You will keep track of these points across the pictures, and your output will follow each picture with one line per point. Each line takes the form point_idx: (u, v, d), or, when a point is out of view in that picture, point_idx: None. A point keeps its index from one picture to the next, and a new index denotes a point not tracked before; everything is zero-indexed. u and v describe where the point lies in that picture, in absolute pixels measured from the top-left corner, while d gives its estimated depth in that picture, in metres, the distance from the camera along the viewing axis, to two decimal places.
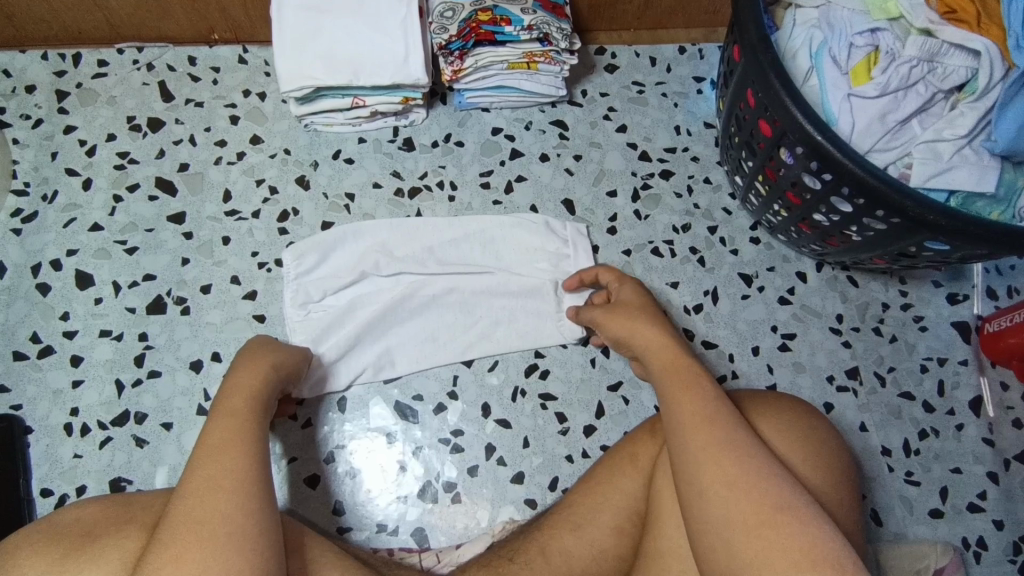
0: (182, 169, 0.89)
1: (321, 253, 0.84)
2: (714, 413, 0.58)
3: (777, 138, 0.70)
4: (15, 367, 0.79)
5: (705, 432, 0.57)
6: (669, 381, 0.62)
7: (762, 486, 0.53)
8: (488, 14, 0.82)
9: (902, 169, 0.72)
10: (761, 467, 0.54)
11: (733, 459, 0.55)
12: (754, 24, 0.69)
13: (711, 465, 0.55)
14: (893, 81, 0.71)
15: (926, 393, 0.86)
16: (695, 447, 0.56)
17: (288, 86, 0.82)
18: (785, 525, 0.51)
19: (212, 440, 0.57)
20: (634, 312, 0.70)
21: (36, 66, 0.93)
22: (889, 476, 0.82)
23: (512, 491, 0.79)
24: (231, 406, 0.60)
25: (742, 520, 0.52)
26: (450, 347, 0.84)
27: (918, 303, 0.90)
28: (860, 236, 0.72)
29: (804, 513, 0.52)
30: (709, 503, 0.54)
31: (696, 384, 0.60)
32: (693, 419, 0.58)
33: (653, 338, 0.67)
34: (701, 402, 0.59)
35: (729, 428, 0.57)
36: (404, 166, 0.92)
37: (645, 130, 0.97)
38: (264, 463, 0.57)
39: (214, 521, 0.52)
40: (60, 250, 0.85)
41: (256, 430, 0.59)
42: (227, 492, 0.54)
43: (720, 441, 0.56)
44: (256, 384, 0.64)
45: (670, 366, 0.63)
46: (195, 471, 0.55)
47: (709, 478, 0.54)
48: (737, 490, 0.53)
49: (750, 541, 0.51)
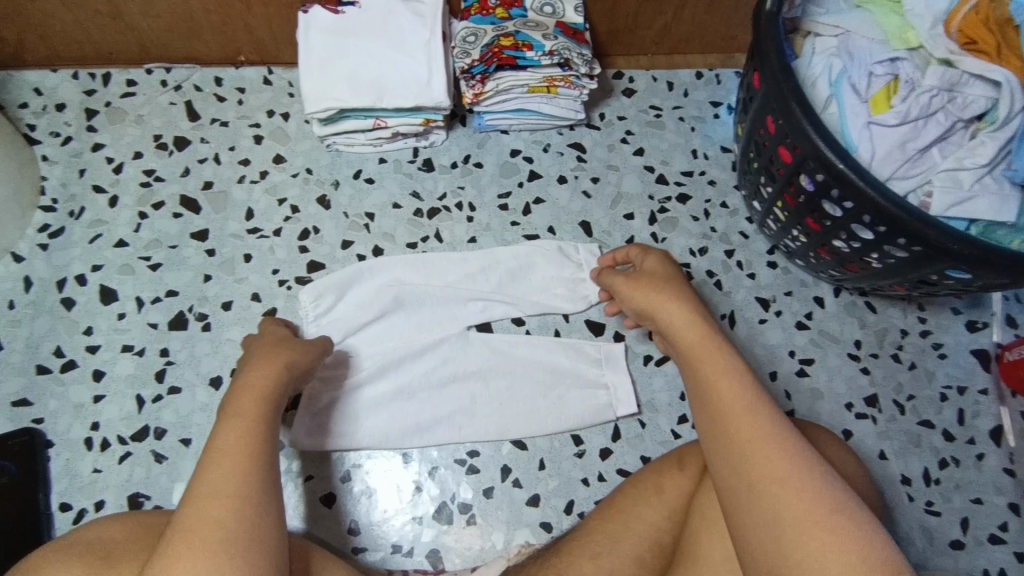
0: (206, 187, 0.91)
1: (338, 292, 0.85)
2: (753, 397, 0.53)
3: (797, 165, 0.71)
4: (38, 381, 0.80)
5: (749, 423, 0.52)
6: (703, 367, 0.57)
7: (810, 480, 0.48)
8: (510, 40, 0.83)
9: (922, 197, 0.72)
10: (810, 459, 0.50)
11: (782, 453, 0.50)
12: (776, 51, 0.70)
13: (758, 461, 0.50)
14: (913, 110, 0.71)
15: (946, 422, 0.85)
16: (737, 439, 0.51)
17: (312, 107, 0.84)
18: (840, 528, 0.46)
19: (220, 445, 0.57)
20: (660, 286, 0.64)
21: (67, 85, 0.95)
22: (909, 506, 0.81)
23: (527, 514, 0.79)
24: (242, 409, 0.61)
25: (793, 520, 0.47)
26: (463, 380, 0.84)
27: (937, 329, 0.89)
28: (880, 263, 0.72)
29: (856, 513, 0.47)
30: (759, 495, 0.49)
31: (731, 369, 0.55)
32: (732, 402, 0.53)
33: (680, 316, 0.61)
34: (740, 390, 0.54)
35: (772, 417, 0.52)
36: (423, 186, 0.93)
37: (663, 153, 0.98)
38: (270, 469, 0.57)
39: (210, 530, 0.52)
40: (85, 266, 0.86)
41: (266, 431, 0.60)
42: (228, 499, 0.54)
43: (764, 430, 0.51)
44: (267, 386, 0.65)
45: (703, 351, 0.58)
46: (202, 478, 0.55)
47: (756, 468, 0.50)
48: (789, 488, 0.48)
49: (806, 545, 0.46)
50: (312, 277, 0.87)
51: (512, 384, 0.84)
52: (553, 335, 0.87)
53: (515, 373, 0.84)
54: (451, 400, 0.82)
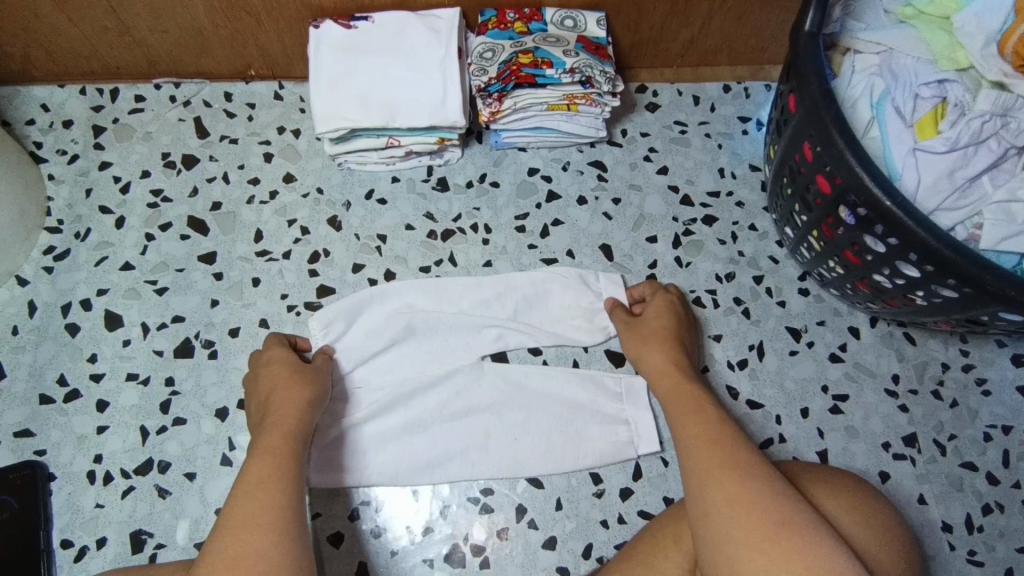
0: (214, 208, 0.88)
1: (348, 319, 0.81)
2: (718, 434, 0.64)
3: (837, 196, 0.66)
4: (41, 411, 0.78)
5: (713, 454, 0.61)
6: (676, 404, 0.69)
7: (763, 501, 0.56)
8: (529, 57, 0.80)
9: (971, 229, 0.67)
10: (764, 486, 0.57)
11: (739, 478, 0.58)
12: (816, 74, 0.65)
13: (719, 484, 0.58)
14: (964, 136, 0.66)
15: (991, 464, 0.80)
16: (699, 472, 0.61)
17: (323, 128, 0.81)
18: (789, 541, 0.53)
19: (252, 478, 0.61)
20: (645, 339, 0.78)
21: (74, 100, 0.93)
22: (950, 555, 0.76)
23: (542, 557, 0.75)
24: (271, 446, 0.65)
25: (744, 534, 0.54)
26: (477, 413, 0.80)
27: (981, 363, 0.84)
28: (926, 301, 0.67)
29: (806, 529, 0.53)
30: (715, 518, 0.57)
31: (700, 406, 0.68)
32: (700, 438, 0.64)
33: (658, 363, 0.75)
34: (705, 424, 0.65)
35: (733, 451, 0.61)
36: (438, 207, 0.90)
37: (688, 172, 0.93)
38: (301, 502, 0.61)
39: (249, 558, 0.54)
40: (91, 290, 0.84)
41: (297, 465, 0.64)
42: (264, 529, 0.57)
43: (724, 461, 0.60)
44: (292, 421, 0.68)
45: (679, 393, 0.71)
46: (235, 509, 0.58)
47: (715, 494, 0.58)
48: (739, 509, 0.56)
49: (755, 556, 0.53)
50: (322, 303, 0.84)
51: (529, 418, 0.80)
52: (571, 366, 0.83)
53: (532, 406, 0.81)
54: (466, 433, 0.79)
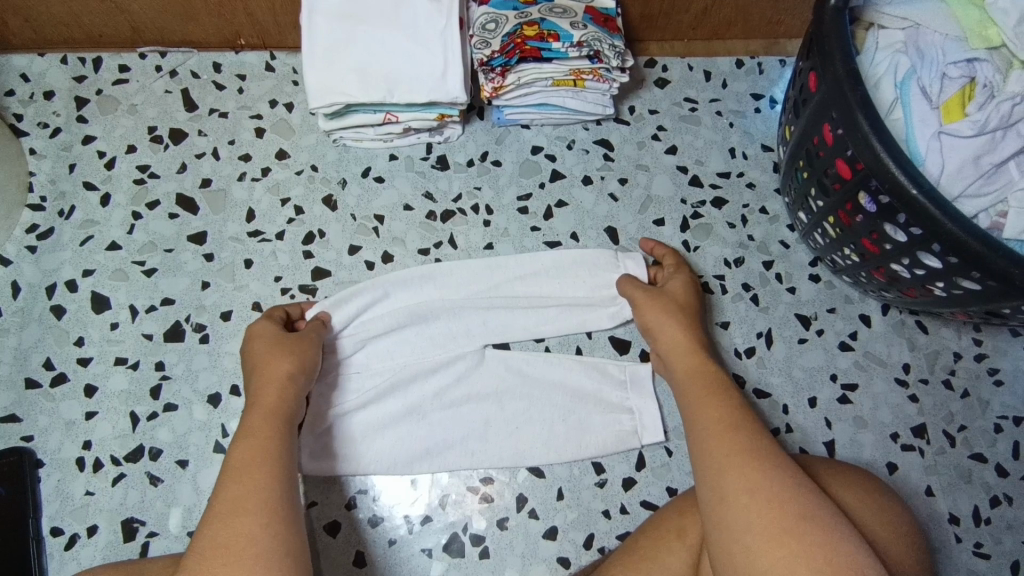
0: (204, 185, 0.85)
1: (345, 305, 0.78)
2: (738, 418, 0.62)
3: (857, 182, 0.63)
4: (27, 396, 0.76)
5: (727, 442, 0.59)
6: (697, 390, 0.67)
7: (790, 495, 0.54)
8: (535, 29, 0.75)
9: (995, 217, 0.63)
10: (781, 474, 0.55)
11: (759, 468, 0.56)
12: (841, 53, 0.61)
13: (736, 473, 0.56)
14: (993, 119, 0.62)
15: (1000, 455, 0.78)
16: (718, 457, 0.58)
17: (317, 103, 0.77)
18: (808, 534, 0.51)
19: (235, 463, 0.59)
20: (668, 311, 0.74)
21: (55, 70, 0.88)
22: (956, 548, 0.75)
23: (543, 548, 0.74)
24: (253, 428, 0.63)
25: (767, 527, 0.52)
26: (482, 401, 0.78)
27: (993, 353, 0.82)
28: (945, 292, 0.65)
29: (824, 523, 0.52)
30: (733, 507, 0.54)
31: (721, 392, 0.65)
32: (719, 423, 0.62)
33: (676, 339, 0.72)
34: (723, 410, 0.63)
35: (751, 438, 0.59)
36: (437, 186, 0.86)
37: (698, 152, 0.90)
38: (289, 482, 0.59)
39: (242, 544, 0.52)
40: (76, 270, 0.81)
41: (283, 447, 0.62)
42: (253, 514, 0.54)
43: (748, 448, 0.58)
44: (275, 402, 0.65)
45: (698, 374, 0.68)
46: (224, 494, 0.56)
47: (733, 480, 0.56)
48: (756, 497, 0.54)
49: (773, 550, 0.51)
50: (317, 286, 0.81)
51: (531, 409, 0.78)
52: (574, 353, 0.81)
53: (534, 395, 0.79)
54: (465, 420, 0.77)
